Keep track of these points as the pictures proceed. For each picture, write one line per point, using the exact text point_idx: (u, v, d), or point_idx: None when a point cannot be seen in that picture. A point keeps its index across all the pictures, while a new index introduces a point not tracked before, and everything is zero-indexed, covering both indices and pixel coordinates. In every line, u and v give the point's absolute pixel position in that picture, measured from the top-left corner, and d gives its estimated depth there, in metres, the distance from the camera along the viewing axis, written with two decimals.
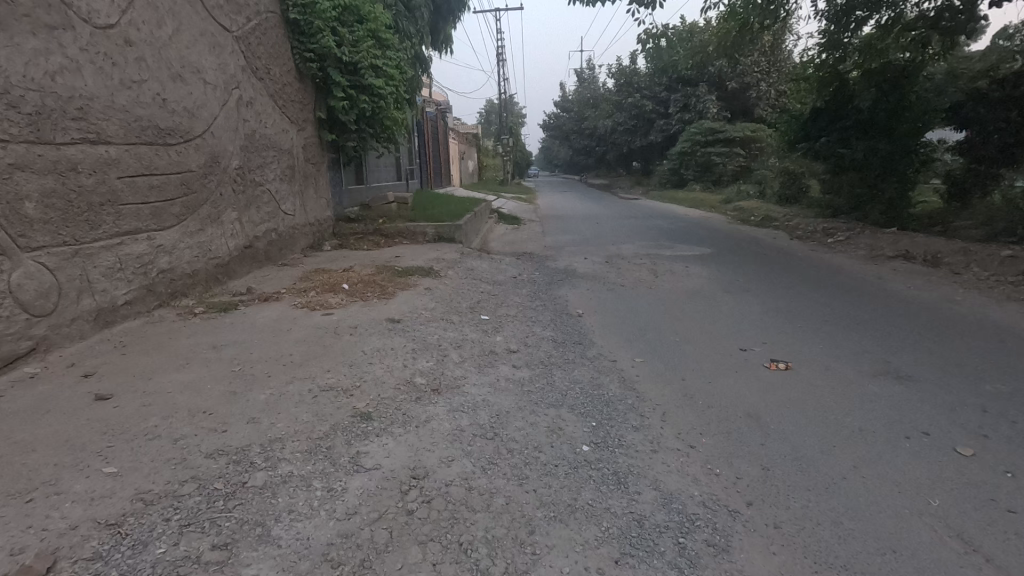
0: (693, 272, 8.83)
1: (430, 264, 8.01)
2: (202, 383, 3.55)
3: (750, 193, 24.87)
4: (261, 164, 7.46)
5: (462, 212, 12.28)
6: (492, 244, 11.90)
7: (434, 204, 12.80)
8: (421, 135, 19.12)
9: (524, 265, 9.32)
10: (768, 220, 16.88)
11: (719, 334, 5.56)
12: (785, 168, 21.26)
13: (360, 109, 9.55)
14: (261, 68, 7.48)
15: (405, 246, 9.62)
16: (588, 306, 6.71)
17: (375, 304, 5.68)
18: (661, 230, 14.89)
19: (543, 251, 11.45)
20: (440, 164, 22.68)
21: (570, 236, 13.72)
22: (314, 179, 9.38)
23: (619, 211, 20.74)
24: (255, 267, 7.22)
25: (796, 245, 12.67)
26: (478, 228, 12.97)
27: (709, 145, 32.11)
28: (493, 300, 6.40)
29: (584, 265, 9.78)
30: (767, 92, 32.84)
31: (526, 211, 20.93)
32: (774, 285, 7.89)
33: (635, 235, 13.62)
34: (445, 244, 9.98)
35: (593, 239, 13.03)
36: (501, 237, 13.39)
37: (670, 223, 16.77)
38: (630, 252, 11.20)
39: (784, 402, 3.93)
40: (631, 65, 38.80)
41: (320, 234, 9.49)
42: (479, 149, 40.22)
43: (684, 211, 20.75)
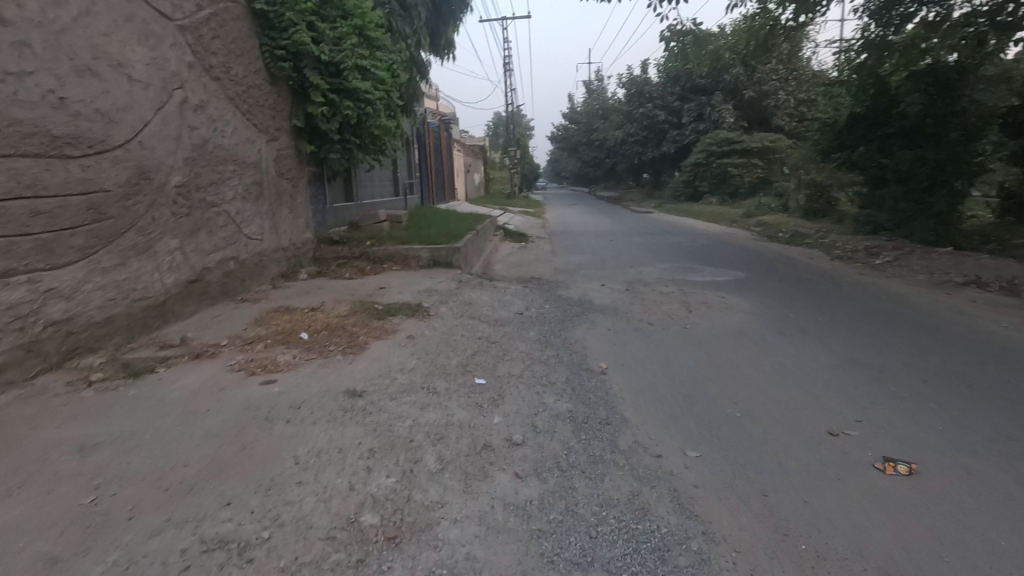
0: (734, 305, 7.43)
1: (419, 298, 6.73)
2: (17, 532, 2.24)
3: (772, 206, 23.46)
4: (216, 180, 6.22)
5: (464, 231, 11.03)
6: (496, 268, 10.62)
7: (432, 221, 11.57)
8: (422, 146, 17.95)
9: (532, 296, 8.03)
10: (799, 237, 15.46)
11: (791, 403, 4.18)
12: (811, 179, 19.86)
13: (344, 116, 8.37)
14: (217, 66, 6.27)
15: (394, 273, 8.33)
16: (612, 355, 5.36)
17: (336, 361, 4.39)
18: (684, 248, 13.52)
19: (554, 275, 10.16)
20: (443, 178, 21.49)
21: (583, 256, 12.45)
22: (289, 196, 8.15)
23: (633, 226, 19.39)
24: (205, 305, 5.95)
25: (838, 266, 11.27)
26: (481, 249, 11.69)
27: (725, 156, 30.78)
28: (491, 350, 5.09)
29: (602, 294, 8.45)
30: (785, 101, 31.51)
31: (534, 226, 19.65)
32: (836, 323, 6.47)
33: (657, 255, 12.27)
34: (441, 271, 8.69)
35: (609, 260, 11.72)
36: (506, 258, 12.11)
37: (692, 241, 15.38)
38: (652, 277, 9.85)
39: (937, 551, 2.54)
40: (642, 74, 37.70)
41: (296, 260, 8.24)
42: (485, 161, 39.14)
43: (704, 226, 19.36)
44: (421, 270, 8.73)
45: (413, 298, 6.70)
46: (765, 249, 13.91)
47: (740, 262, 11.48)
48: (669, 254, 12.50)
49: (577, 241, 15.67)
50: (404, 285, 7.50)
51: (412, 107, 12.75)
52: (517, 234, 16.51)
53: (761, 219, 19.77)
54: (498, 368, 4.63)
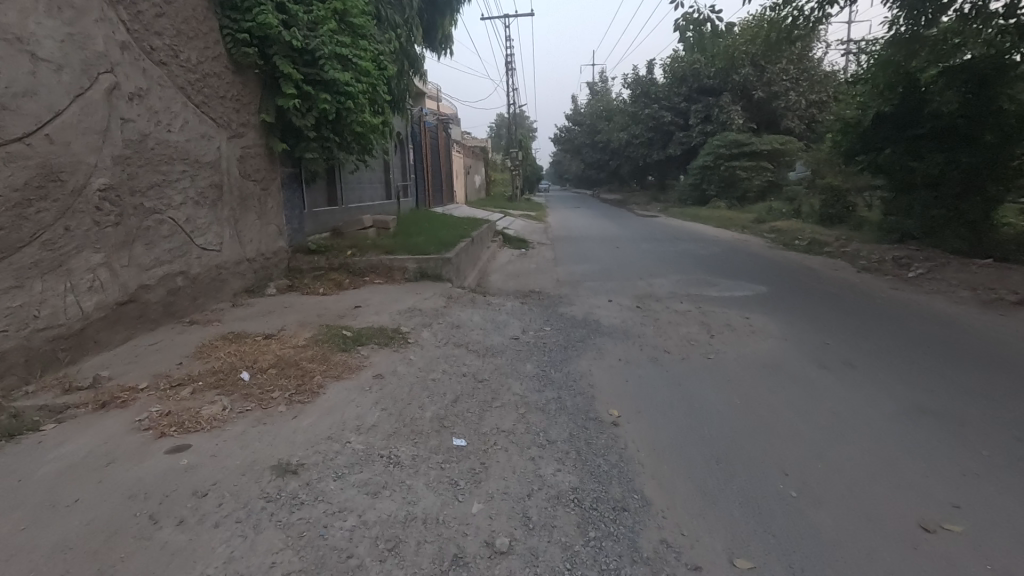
0: (762, 329, 6.48)
1: (397, 320, 5.80)
2: None
3: (783, 211, 22.51)
4: (159, 183, 5.32)
5: (458, 238, 10.12)
6: (492, 280, 9.71)
7: (424, 227, 10.68)
8: (418, 147, 17.07)
9: (530, 314, 7.11)
10: (818, 245, 14.48)
11: (859, 475, 3.25)
12: (827, 184, 18.87)
13: (320, 111, 7.47)
14: (161, 49, 5.38)
15: (375, 287, 7.42)
16: (626, 399, 4.41)
17: (276, 415, 3.46)
18: (696, 258, 12.57)
19: (555, 288, 9.24)
20: (440, 180, 20.59)
21: (586, 265, 11.54)
22: (257, 201, 7.24)
23: (640, 232, 18.44)
24: (143, 330, 5.05)
25: (865, 279, 10.34)
26: (476, 257, 10.77)
27: (733, 158, 29.85)
28: (475, 394, 4.15)
29: (610, 312, 7.51)
30: (796, 102, 30.54)
31: (535, 231, 18.74)
32: (886, 354, 5.52)
33: (668, 266, 11.33)
34: (428, 285, 7.75)
35: (614, 270, 10.82)
36: (504, 268, 11.17)
37: (703, 249, 14.44)
38: (663, 292, 8.89)
39: None
40: (647, 75, 36.83)
41: (265, 272, 7.33)
42: (487, 163, 38.19)
43: (715, 232, 18.44)
44: (407, 283, 7.80)
45: (389, 320, 5.76)
46: (782, 258, 12.97)
47: (759, 274, 10.52)
48: (680, 264, 11.57)
49: (581, 248, 14.75)
50: (385, 302, 6.59)
51: (404, 105, 11.83)
52: (517, 241, 15.57)
53: (774, 225, 18.80)
54: (481, 422, 3.69)
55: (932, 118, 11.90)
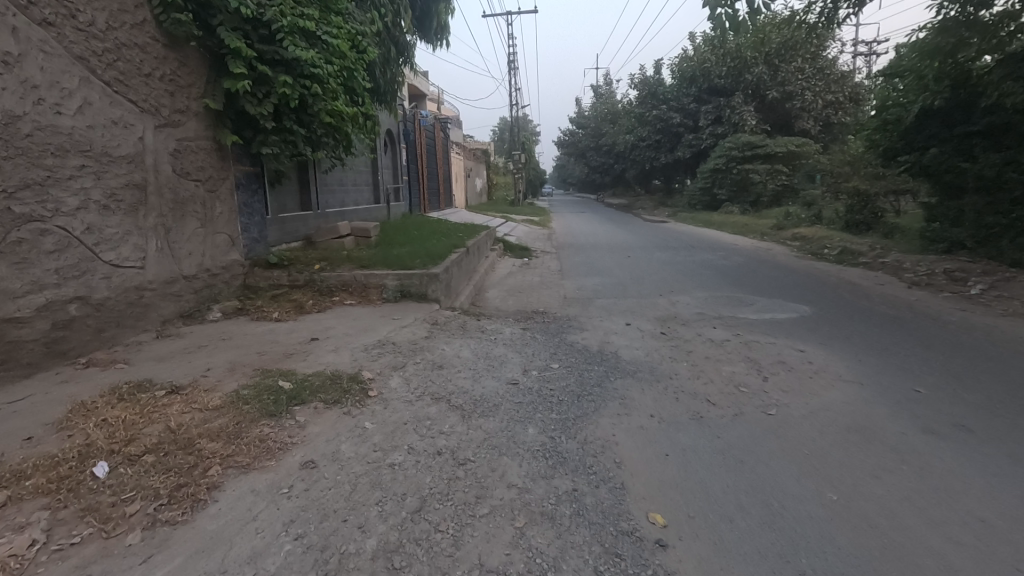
0: (827, 369, 5.13)
1: (359, 360, 4.47)
2: None
3: (802, 216, 21.13)
4: (39, 182, 4.02)
5: (451, 248, 8.81)
6: (489, 298, 8.37)
7: (412, 235, 9.37)
8: (412, 147, 15.79)
9: (532, 346, 5.78)
10: (852, 255, 13.10)
11: None
12: (853, 188, 17.49)
13: (279, 97, 6.17)
14: (47, 6, 4.10)
15: (345, 311, 6.11)
16: (671, 491, 3.10)
17: (115, 558, 2.12)
18: (720, 270, 11.24)
19: (563, 308, 7.92)
20: (438, 184, 19.29)
21: (597, 279, 10.23)
22: (201, 205, 5.93)
23: (652, 239, 17.11)
24: (8, 380, 3.75)
25: (920, 296, 8.97)
26: (471, 270, 9.45)
27: (746, 161, 28.49)
28: (450, 492, 2.81)
29: (631, 342, 6.17)
30: (812, 102, 29.18)
31: (539, 238, 17.41)
32: (1008, 413, 4.18)
33: (690, 281, 9.98)
34: (409, 307, 6.41)
35: (630, 285, 9.49)
36: (504, 282, 9.83)
37: (725, 259, 13.12)
38: (690, 313, 7.55)
39: None
40: (655, 75, 35.57)
41: (210, 292, 6.02)
42: (489, 166, 37.05)
43: (733, 240, 17.10)
44: (384, 305, 6.47)
45: (349, 361, 4.43)
46: (815, 270, 11.63)
47: (797, 290, 9.15)
48: (702, 278, 10.24)
49: (590, 257, 13.44)
50: (351, 332, 5.25)
51: (391, 98, 10.54)
52: (519, 249, 14.25)
53: (796, 232, 17.41)
54: (455, 555, 2.35)
55: (987, 114, 10.54)
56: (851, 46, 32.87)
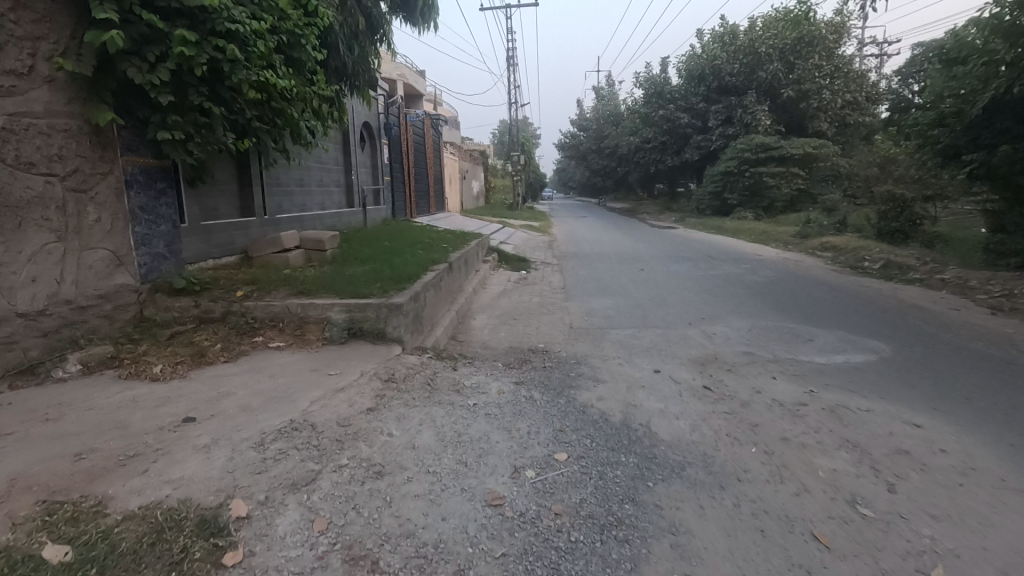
0: (978, 467, 3.36)
1: (242, 468, 2.71)
2: None
3: (826, 223, 19.43)
4: None
5: (429, 263, 7.06)
6: (474, 330, 6.63)
7: (382, 246, 7.64)
8: (397, 144, 14.09)
9: (527, 415, 4.02)
10: (899, 269, 11.41)
11: None
12: (887, 193, 15.80)
13: (175, 59, 4.46)
14: None
15: (267, 359, 4.40)
16: None
17: None
18: (754, 290, 9.50)
19: (568, 344, 6.18)
20: (428, 186, 17.59)
21: (609, 300, 8.50)
22: (59, 211, 4.29)
23: (664, 248, 15.42)
24: None
25: (1012, 325, 7.23)
26: (454, 290, 7.74)
27: (760, 163, 26.77)
28: None
29: (667, 406, 4.42)
30: (830, 102, 27.52)
31: (540, 246, 15.67)
32: None
33: (721, 304, 8.26)
34: (359, 353, 4.66)
35: (648, 311, 7.77)
36: (495, 305, 8.10)
37: (753, 273, 11.42)
38: (734, 355, 5.80)
39: None
40: (661, 73, 33.91)
41: (73, 337, 4.32)
42: (487, 168, 35.44)
43: (754, 249, 15.40)
44: (325, 349, 4.70)
45: (221, 470, 2.67)
46: (862, 288, 9.92)
47: (857, 318, 7.40)
48: (733, 300, 8.54)
49: (597, 270, 11.73)
50: (256, 404, 3.48)
51: (363, 83, 8.80)
52: (516, 260, 12.53)
53: (824, 241, 15.71)
54: None
55: None
56: (868, 44, 31.28)
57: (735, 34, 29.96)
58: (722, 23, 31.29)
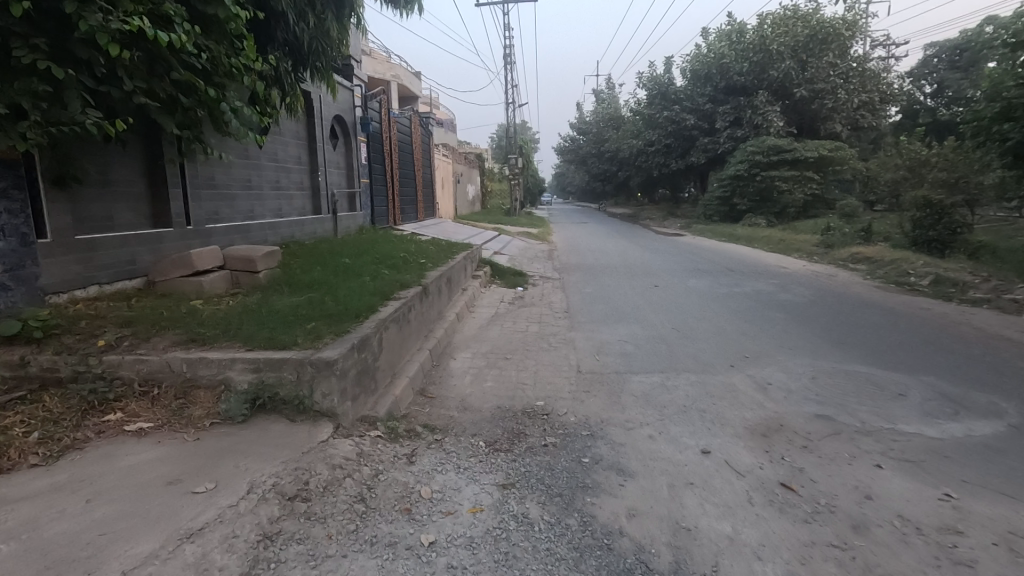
0: None
1: None
2: None
3: (849, 231, 17.90)
4: None
5: (395, 287, 5.47)
6: (452, 379, 5.05)
7: (340, 264, 6.08)
8: (378, 143, 12.53)
9: (517, 566, 2.43)
10: (954, 286, 9.87)
11: None
12: (922, 199, 14.30)
13: None
14: None
15: (110, 455, 2.84)
16: None
17: None
18: (795, 314, 7.94)
19: (576, 402, 4.61)
20: (417, 190, 16.06)
21: (624, 329, 6.92)
22: None
23: (678, 259, 13.88)
24: None
25: None
26: (431, 319, 6.18)
27: (771, 167, 25.28)
28: None
29: (736, 530, 2.84)
30: (846, 102, 26.06)
31: (539, 257, 14.09)
32: None
33: (762, 337, 6.68)
34: (261, 443, 3.05)
35: (673, 347, 6.18)
36: (482, 337, 6.51)
37: (785, 291, 9.87)
38: (806, 421, 4.23)
39: None
40: (666, 73, 32.50)
41: None
42: (483, 172, 34.00)
43: (776, 261, 13.87)
44: (210, 434, 3.10)
45: None
46: (922, 310, 8.36)
47: (941, 357, 5.83)
48: (776, 330, 6.97)
49: (604, 287, 10.19)
50: None
51: (326, 66, 7.23)
52: (511, 274, 10.98)
53: (853, 252, 14.18)
54: None
55: None
56: (882, 42, 29.87)
57: (744, 31, 28.53)
58: (729, 20, 29.86)
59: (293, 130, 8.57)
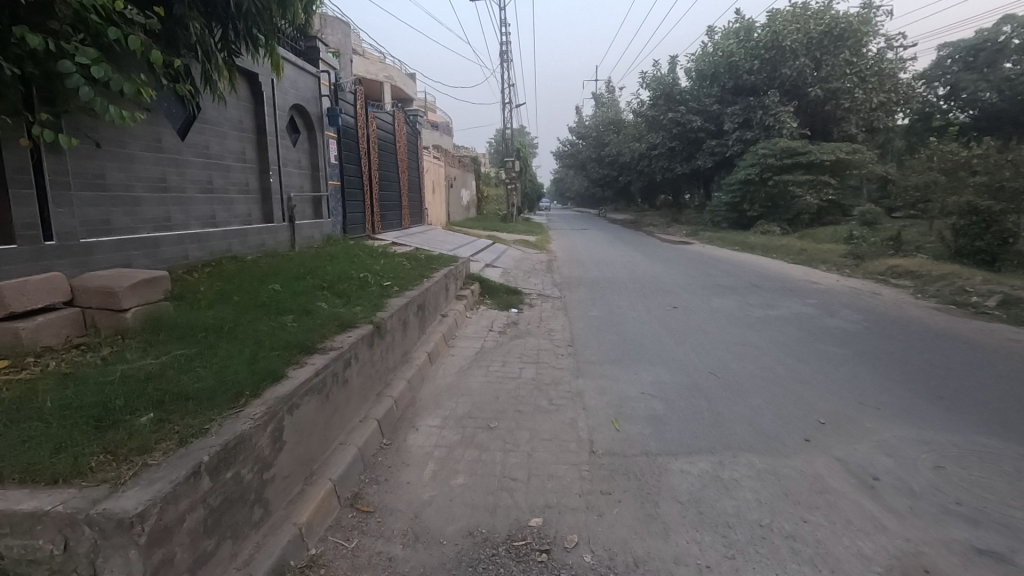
0: None
1: None
2: None
3: (876, 240, 16.34)
4: None
5: (330, 330, 3.84)
6: (406, 470, 3.41)
7: (264, 294, 4.45)
8: (351, 140, 10.94)
9: None
10: None
11: None
12: (967, 205, 12.73)
13: None
14: None
15: None
16: None
17: None
18: (858, 350, 6.31)
19: (592, 520, 2.98)
20: (402, 194, 14.47)
21: (647, 376, 5.29)
22: None
23: (693, 273, 12.30)
24: None
25: None
26: (387, 366, 4.55)
27: (784, 170, 23.77)
28: None
29: None
30: (862, 102, 24.57)
31: (537, 270, 12.49)
32: None
33: (831, 387, 5.06)
34: None
35: (718, 407, 4.55)
36: (458, 389, 4.87)
37: (830, 314, 8.28)
38: (966, 565, 2.61)
39: None
40: (670, 73, 31.09)
41: None
42: (479, 177, 32.52)
43: (803, 275, 12.29)
44: None
45: None
46: (1011, 342, 6.74)
47: None
48: (843, 377, 5.35)
49: (614, 308, 8.59)
50: None
51: (271, 39, 5.57)
52: (504, 293, 9.36)
53: (890, 264, 12.60)
54: None
55: None
56: (897, 40, 28.46)
57: (753, 28, 27.08)
58: (737, 17, 28.44)
59: (233, 120, 6.95)
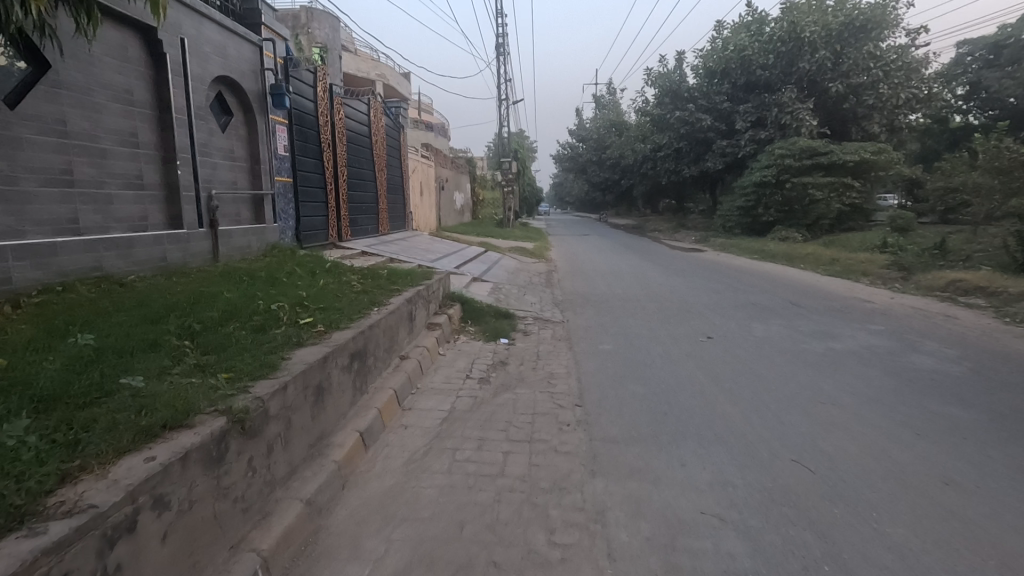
0: None
1: None
2: None
3: (917, 248, 14.46)
4: None
5: (106, 450, 1.92)
6: None
7: (46, 359, 2.52)
8: (309, 129, 9.06)
9: None
10: None
11: None
12: None
13: None
14: None
15: None
16: None
17: None
18: (993, 415, 4.38)
19: None
20: (379, 195, 12.57)
21: (705, 474, 3.35)
22: None
23: (718, 288, 10.40)
24: None
25: None
26: (269, 483, 2.61)
27: (803, 171, 21.86)
28: None
29: None
30: (887, 99, 22.70)
31: (535, 284, 10.58)
32: None
33: (1004, 498, 3.13)
34: None
35: (844, 553, 2.62)
36: (400, 509, 2.91)
37: (913, 348, 6.38)
38: None
39: None
40: (677, 70, 29.33)
41: None
42: (474, 179, 30.69)
43: (847, 291, 10.41)
44: None
45: None
46: None
47: None
48: (1006, 471, 3.43)
49: (631, 338, 6.69)
50: None
51: None
52: (492, 317, 7.45)
53: (947, 277, 10.74)
54: None
55: None
56: (917, 35, 26.80)
57: (766, 21, 25.32)
58: (749, 9, 26.69)
59: (114, 88, 5.07)
